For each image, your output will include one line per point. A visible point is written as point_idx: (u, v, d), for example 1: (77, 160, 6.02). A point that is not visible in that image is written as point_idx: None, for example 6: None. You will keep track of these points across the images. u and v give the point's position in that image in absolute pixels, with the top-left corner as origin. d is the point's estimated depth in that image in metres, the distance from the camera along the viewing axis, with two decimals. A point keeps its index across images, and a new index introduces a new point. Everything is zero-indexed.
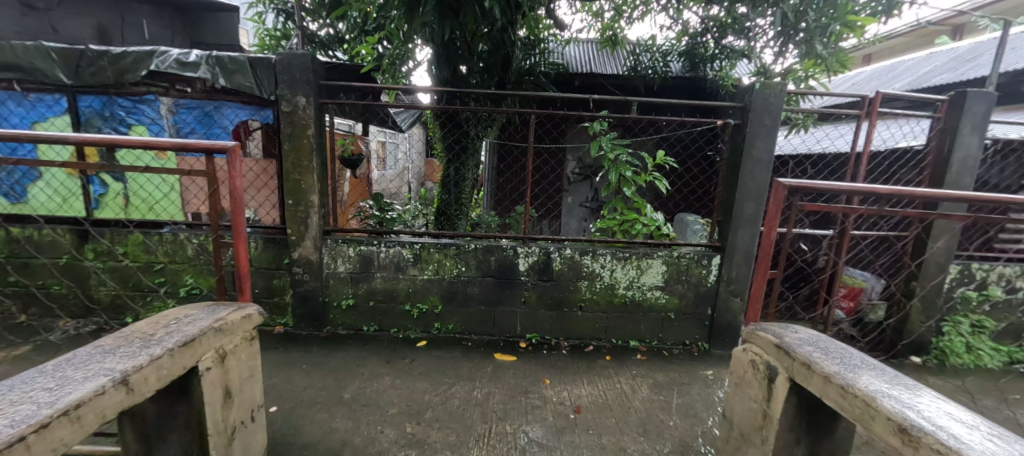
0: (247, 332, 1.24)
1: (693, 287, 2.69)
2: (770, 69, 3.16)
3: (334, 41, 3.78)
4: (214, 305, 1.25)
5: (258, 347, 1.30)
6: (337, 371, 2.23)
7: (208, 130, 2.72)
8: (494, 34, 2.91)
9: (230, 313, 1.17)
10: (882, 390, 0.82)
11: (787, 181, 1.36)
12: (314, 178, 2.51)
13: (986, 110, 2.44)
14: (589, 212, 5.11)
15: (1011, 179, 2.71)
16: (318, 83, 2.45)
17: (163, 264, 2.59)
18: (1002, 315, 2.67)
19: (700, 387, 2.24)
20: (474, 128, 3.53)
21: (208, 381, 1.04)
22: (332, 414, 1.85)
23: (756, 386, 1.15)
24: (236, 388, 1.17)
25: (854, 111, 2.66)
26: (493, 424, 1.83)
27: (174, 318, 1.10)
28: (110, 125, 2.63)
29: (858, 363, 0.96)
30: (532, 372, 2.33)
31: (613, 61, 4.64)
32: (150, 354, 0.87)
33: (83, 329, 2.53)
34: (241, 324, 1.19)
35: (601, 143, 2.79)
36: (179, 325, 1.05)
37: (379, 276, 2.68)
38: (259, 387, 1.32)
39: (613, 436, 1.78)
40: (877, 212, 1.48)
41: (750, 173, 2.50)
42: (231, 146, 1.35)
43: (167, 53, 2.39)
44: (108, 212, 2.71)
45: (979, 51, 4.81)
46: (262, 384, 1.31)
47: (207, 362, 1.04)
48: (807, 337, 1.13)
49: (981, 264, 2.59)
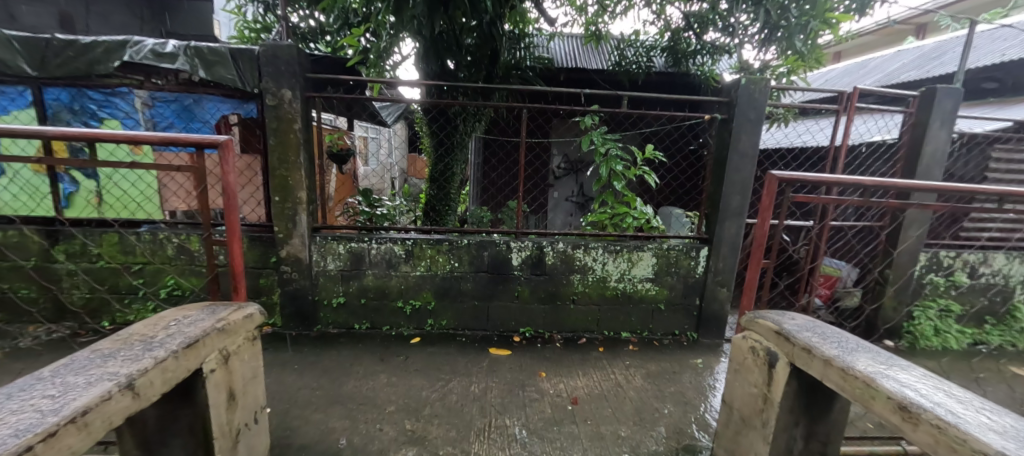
0: (249, 332, 1.15)
1: (682, 279, 2.76)
2: (751, 64, 3.33)
3: (316, 33, 3.72)
4: (211, 305, 1.16)
5: (260, 346, 1.24)
6: (331, 371, 2.20)
7: (189, 125, 2.57)
8: (483, 27, 2.89)
9: (230, 313, 1.09)
10: (881, 371, 0.84)
11: (781, 174, 1.39)
12: (302, 174, 2.45)
13: (955, 105, 2.58)
14: (576, 206, 5.19)
15: (976, 171, 2.87)
16: (304, 76, 2.39)
17: (143, 264, 2.50)
18: (967, 299, 2.84)
19: (691, 375, 2.31)
20: (464, 123, 3.53)
21: (213, 382, 0.98)
22: (329, 414, 1.83)
23: (756, 371, 1.15)
24: (240, 390, 1.12)
25: (833, 106, 2.72)
26: (492, 418, 1.84)
27: (171, 319, 1.03)
28: (80, 120, 2.46)
29: (854, 346, 0.97)
30: (527, 365, 2.36)
31: (597, 55, 4.71)
32: (154, 356, 0.82)
33: (56, 335, 2.42)
34: (242, 324, 1.11)
35: (592, 137, 2.79)
36: (179, 325, 0.98)
37: (370, 273, 2.64)
38: (262, 389, 1.27)
39: (610, 425, 1.82)
40: (862, 204, 1.54)
41: (737, 168, 2.56)
42: (223, 139, 1.26)
43: (141, 43, 2.27)
44: (81, 212, 2.55)
45: (942, 49, 5.10)
46: (265, 385, 1.27)
47: (211, 364, 0.97)
48: (803, 322, 1.14)
49: (948, 252, 2.75)
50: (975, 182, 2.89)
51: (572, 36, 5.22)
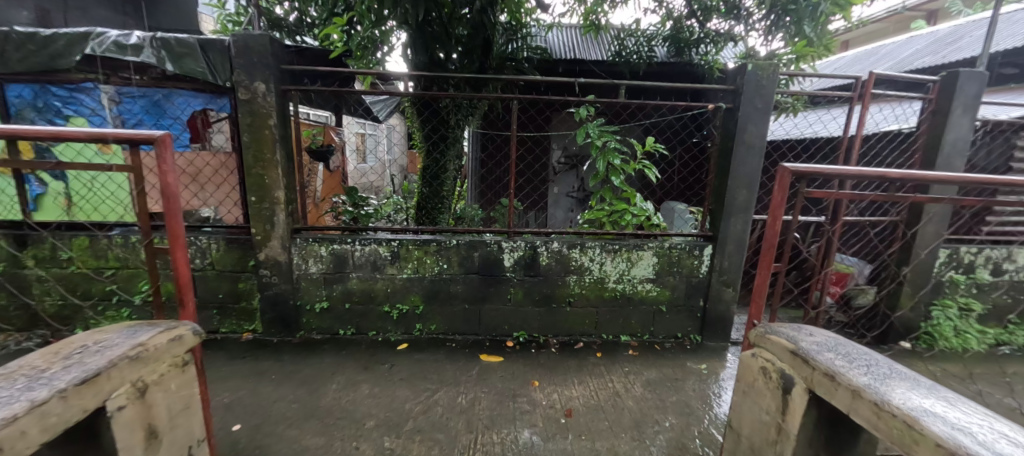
0: (180, 358, 0.95)
1: (684, 279, 2.60)
2: (758, 52, 3.16)
3: (303, 27, 3.57)
4: (137, 325, 0.95)
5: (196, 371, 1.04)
6: (311, 381, 2.07)
7: (159, 121, 2.46)
8: (474, 16, 2.75)
9: (155, 336, 0.89)
10: (924, 407, 0.68)
11: (794, 166, 1.23)
12: (279, 173, 2.31)
13: (978, 91, 2.39)
14: (576, 202, 5.02)
15: (999, 162, 2.68)
16: (279, 68, 2.25)
17: (115, 270, 2.38)
18: (989, 298, 2.65)
19: (695, 382, 2.16)
20: (455, 116, 3.36)
21: (123, 422, 0.77)
22: (303, 430, 1.70)
23: (768, 396, 1.00)
24: (166, 425, 0.90)
25: (847, 93, 2.52)
26: (479, 434, 1.70)
27: (78, 345, 0.83)
28: (44, 118, 2.31)
29: (888, 371, 0.81)
30: (520, 373, 2.22)
31: (596, 45, 4.54)
32: (30, 399, 0.63)
33: (26, 344, 2.31)
34: (169, 348, 0.90)
35: (588, 130, 2.62)
36: (83, 354, 0.78)
37: (354, 276, 2.51)
38: (199, 423, 1.05)
39: (606, 440, 1.68)
40: (887, 199, 1.38)
41: (743, 160, 2.40)
42: (161, 134, 1.12)
43: (104, 34, 2.12)
44: (51, 214, 2.43)
45: (958, 34, 4.87)
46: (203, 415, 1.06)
47: (119, 400, 0.76)
48: (823, 340, 0.98)
49: (969, 248, 2.56)
50: (998, 173, 2.70)
51: (570, 27, 5.04)
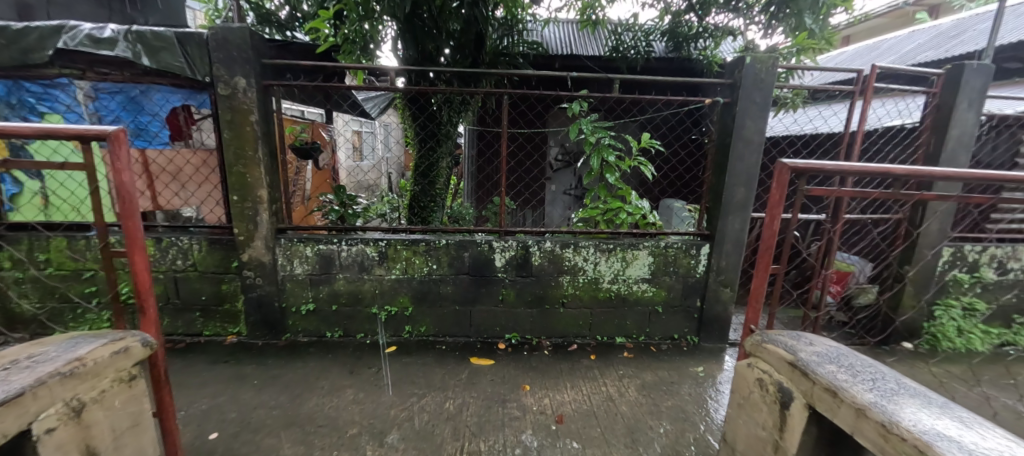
0: (125, 372, 0.89)
1: (681, 279, 2.53)
2: (757, 46, 3.08)
3: (293, 21, 3.48)
4: (78, 337, 0.90)
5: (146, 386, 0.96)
6: (294, 386, 2.01)
7: (137, 118, 2.35)
8: (465, 9, 2.66)
9: (96, 349, 0.83)
10: (936, 429, 0.61)
11: (793, 162, 1.15)
12: (262, 171, 2.23)
13: (984, 84, 2.31)
14: (574, 200, 4.92)
15: (1005, 157, 2.61)
16: (259, 62, 2.17)
17: (94, 271, 2.32)
18: (994, 297, 2.58)
19: (691, 386, 2.10)
20: (447, 112, 3.28)
21: (53, 444, 0.71)
22: (282, 438, 1.64)
23: (766, 410, 0.93)
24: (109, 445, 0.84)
25: (848, 88, 2.43)
26: (466, 442, 1.64)
27: (8, 359, 0.76)
28: (17, 115, 2.23)
29: (895, 387, 0.74)
30: (511, 377, 2.15)
31: (593, 40, 4.46)
32: None
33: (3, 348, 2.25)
34: (112, 362, 0.85)
35: (581, 126, 2.53)
36: (10, 370, 0.72)
37: (341, 277, 2.44)
38: (153, 438, 0.99)
39: (598, 448, 1.62)
40: (891, 196, 1.30)
41: (741, 156, 2.32)
42: (114, 130, 1.05)
43: (77, 28, 2.04)
44: (27, 214, 2.34)
45: (961, 27, 4.78)
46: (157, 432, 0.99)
47: (47, 421, 0.70)
48: (824, 350, 0.91)
49: (973, 246, 2.49)
50: (1004, 169, 2.63)
51: (567, 21, 4.94)
